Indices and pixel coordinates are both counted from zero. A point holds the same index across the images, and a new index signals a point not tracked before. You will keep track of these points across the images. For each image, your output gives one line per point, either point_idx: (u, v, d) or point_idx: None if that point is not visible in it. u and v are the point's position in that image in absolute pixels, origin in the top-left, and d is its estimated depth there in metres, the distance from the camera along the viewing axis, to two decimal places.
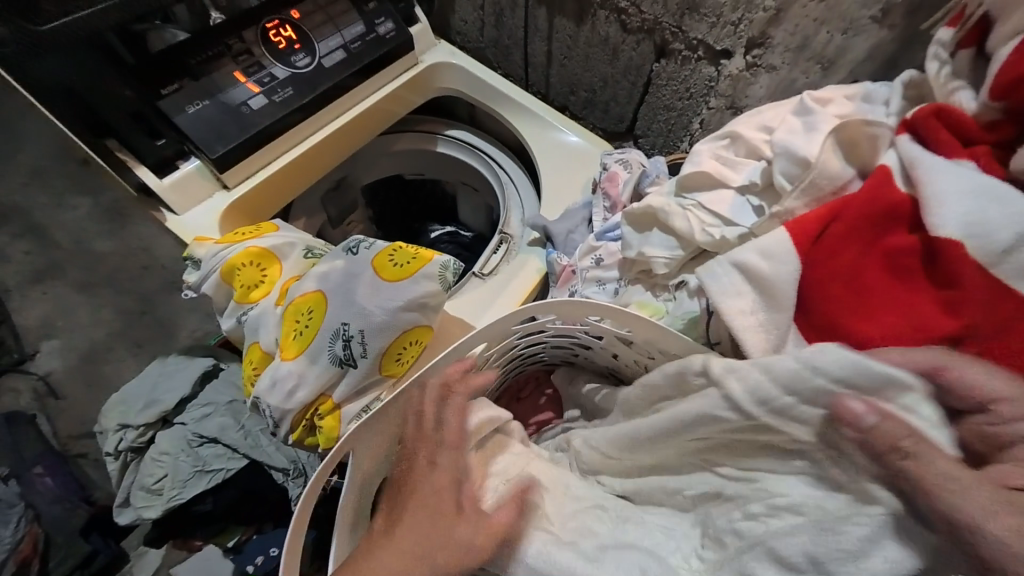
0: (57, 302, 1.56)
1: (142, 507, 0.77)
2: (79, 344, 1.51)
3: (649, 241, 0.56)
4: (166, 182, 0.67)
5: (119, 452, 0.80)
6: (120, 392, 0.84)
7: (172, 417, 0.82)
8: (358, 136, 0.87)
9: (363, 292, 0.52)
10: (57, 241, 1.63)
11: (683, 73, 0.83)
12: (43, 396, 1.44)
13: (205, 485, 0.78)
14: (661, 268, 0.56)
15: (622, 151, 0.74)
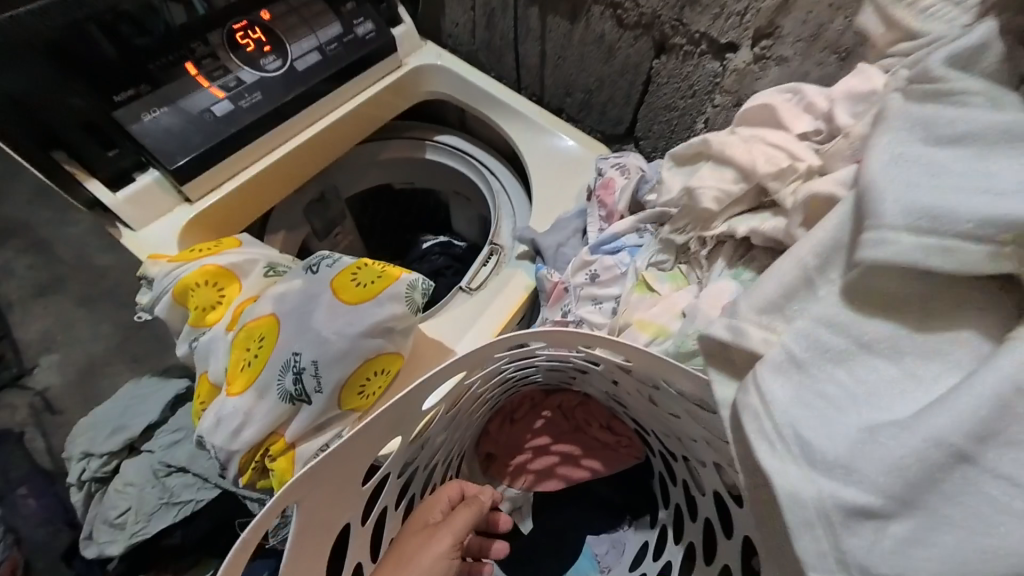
0: (59, 316, 1.51)
1: (105, 542, 0.72)
2: (78, 358, 1.46)
3: (699, 173, 0.53)
4: (122, 197, 0.62)
5: (83, 482, 0.75)
6: (89, 416, 0.79)
7: (139, 445, 0.77)
8: (337, 144, 0.82)
9: (319, 316, 0.46)
10: (59, 254, 1.59)
11: (685, 70, 0.77)
12: (40, 412, 1.39)
13: (172, 519, 0.72)
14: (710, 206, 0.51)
15: (620, 155, 0.68)
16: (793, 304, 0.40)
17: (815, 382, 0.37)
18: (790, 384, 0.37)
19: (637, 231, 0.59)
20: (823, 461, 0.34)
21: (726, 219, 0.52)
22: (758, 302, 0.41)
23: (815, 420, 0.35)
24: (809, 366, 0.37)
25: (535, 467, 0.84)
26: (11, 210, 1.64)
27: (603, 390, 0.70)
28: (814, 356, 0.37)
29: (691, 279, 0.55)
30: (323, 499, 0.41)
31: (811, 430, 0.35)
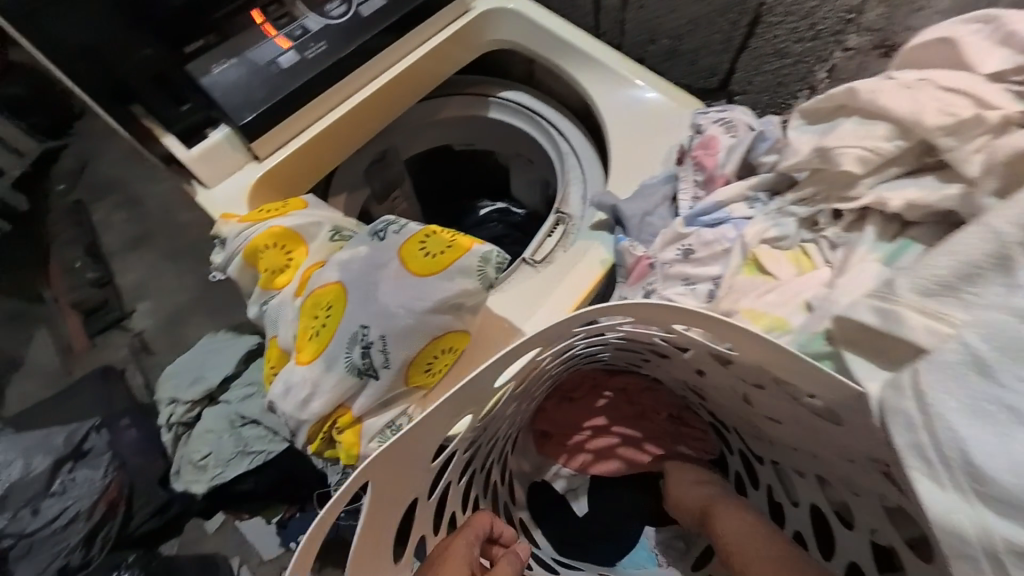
0: (150, 267, 1.61)
1: (190, 481, 0.78)
2: (168, 305, 1.57)
3: (835, 131, 0.41)
4: (194, 153, 0.61)
5: (170, 425, 0.81)
6: (172, 365, 0.84)
7: (216, 396, 0.81)
8: (400, 100, 0.76)
9: (387, 287, 0.42)
10: (148, 209, 1.68)
11: (810, 5, 0.65)
12: (138, 351, 1.51)
13: (247, 466, 0.76)
14: (855, 165, 0.40)
15: (723, 110, 0.57)
16: (974, 288, 0.30)
17: (1002, 391, 0.27)
18: (963, 393, 0.29)
19: (747, 199, 0.49)
20: (996, 491, 0.27)
21: (873, 186, 0.40)
22: (921, 282, 0.32)
23: (991, 444, 0.28)
24: (997, 373, 0.28)
25: (594, 448, 0.79)
26: (107, 168, 1.72)
27: (679, 379, 0.64)
28: (1007, 358, 0.28)
29: (821, 262, 0.42)
30: (392, 474, 0.39)
31: (981, 453, 0.28)
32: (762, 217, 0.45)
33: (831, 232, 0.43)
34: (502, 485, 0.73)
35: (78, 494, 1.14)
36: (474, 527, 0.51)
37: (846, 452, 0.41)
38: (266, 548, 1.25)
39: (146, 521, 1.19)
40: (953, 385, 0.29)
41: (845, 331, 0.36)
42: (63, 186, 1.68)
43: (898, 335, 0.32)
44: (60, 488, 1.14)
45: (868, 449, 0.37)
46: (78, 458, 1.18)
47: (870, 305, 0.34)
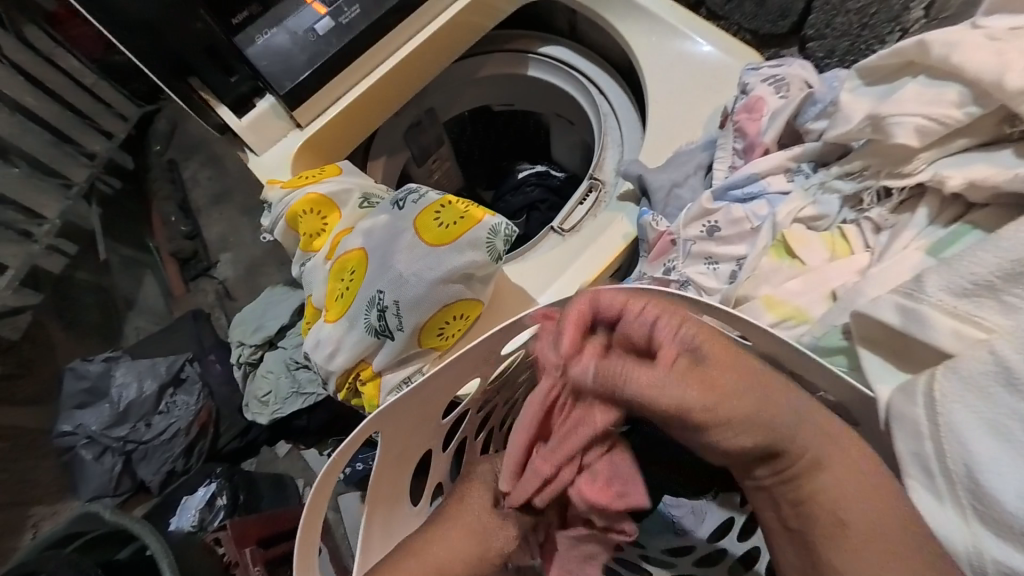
0: (229, 223, 1.76)
1: (256, 413, 0.91)
2: (245, 258, 1.72)
3: (896, 95, 0.35)
4: (244, 122, 0.66)
5: (241, 363, 0.93)
6: (240, 313, 0.95)
7: (276, 341, 0.92)
8: (433, 62, 0.76)
9: (401, 255, 0.45)
10: (229, 168, 1.81)
11: None
12: (222, 297, 1.68)
13: (301, 405, 0.88)
14: (915, 138, 0.34)
15: (776, 65, 0.51)
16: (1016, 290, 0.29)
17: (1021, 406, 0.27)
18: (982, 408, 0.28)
19: (788, 171, 0.44)
20: (999, 512, 0.28)
21: (931, 162, 0.35)
22: (959, 284, 0.30)
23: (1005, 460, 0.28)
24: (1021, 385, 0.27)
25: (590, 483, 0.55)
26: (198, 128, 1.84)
27: None
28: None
29: (860, 247, 0.38)
30: (401, 429, 0.43)
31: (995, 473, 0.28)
32: (800, 193, 0.41)
33: (877, 212, 0.38)
34: None
35: (179, 414, 1.36)
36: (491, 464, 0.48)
37: None
38: None
39: (232, 441, 1.40)
40: (969, 395, 0.29)
41: (863, 329, 0.33)
42: (158, 147, 1.77)
43: (919, 340, 0.31)
44: (165, 408, 1.36)
45: (882, 452, 0.35)
46: (178, 385, 1.39)
47: (891, 303, 0.31)
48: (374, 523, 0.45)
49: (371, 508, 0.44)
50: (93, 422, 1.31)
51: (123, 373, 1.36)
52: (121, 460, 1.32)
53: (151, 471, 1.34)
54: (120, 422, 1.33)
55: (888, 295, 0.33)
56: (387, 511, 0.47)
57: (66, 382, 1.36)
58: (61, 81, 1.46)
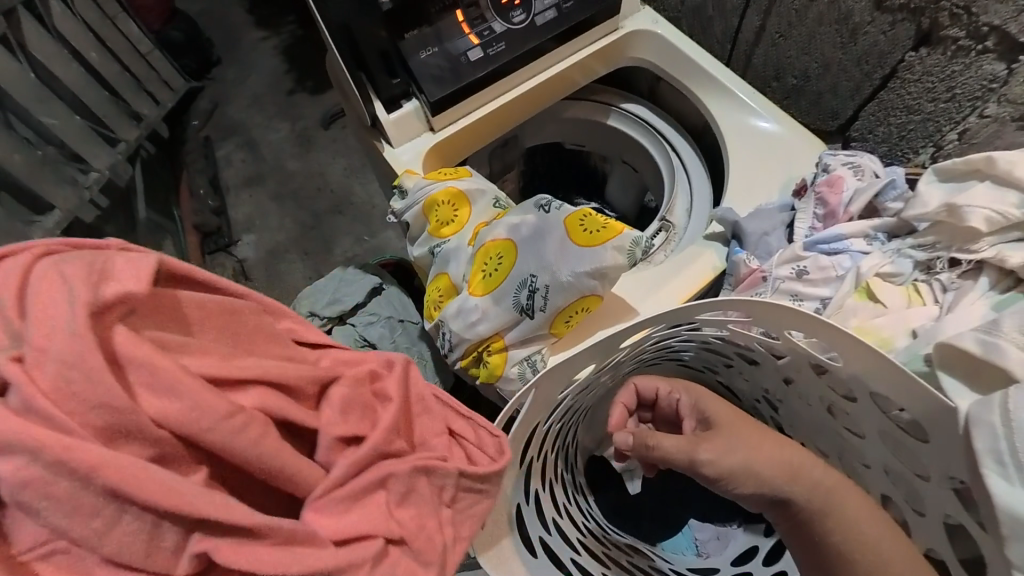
0: (257, 206, 1.84)
1: None
2: (267, 241, 1.78)
3: (967, 193, 0.47)
4: (392, 118, 0.76)
5: None
6: (311, 286, 1.01)
7: (346, 318, 0.98)
8: (545, 96, 0.89)
9: (554, 249, 0.54)
10: (262, 153, 1.92)
11: (950, 69, 0.73)
12: (238, 275, 1.73)
13: None
14: (981, 223, 0.46)
15: (851, 153, 0.64)
16: None
17: None
18: None
19: (866, 236, 0.56)
20: None
21: (995, 244, 0.46)
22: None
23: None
24: None
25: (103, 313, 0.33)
26: (236, 114, 1.99)
27: (756, 389, 0.71)
28: None
29: (931, 300, 0.49)
30: (540, 397, 0.50)
31: None
32: (881, 253, 0.52)
33: (944, 276, 0.49)
34: (574, 453, 0.82)
35: None
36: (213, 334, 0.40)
37: (923, 468, 0.47)
38: None
39: None
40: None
41: (944, 357, 0.42)
42: (196, 122, 1.91)
43: (995, 363, 0.38)
44: None
45: (946, 467, 0.43)
46: None
47: (972, 335, 0.40)
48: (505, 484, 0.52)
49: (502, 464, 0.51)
50: None
51: None
52: None
53: None
54: None
55: (959, 332, 0.42)
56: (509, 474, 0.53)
57: None
58: (122, 44, 1.56)
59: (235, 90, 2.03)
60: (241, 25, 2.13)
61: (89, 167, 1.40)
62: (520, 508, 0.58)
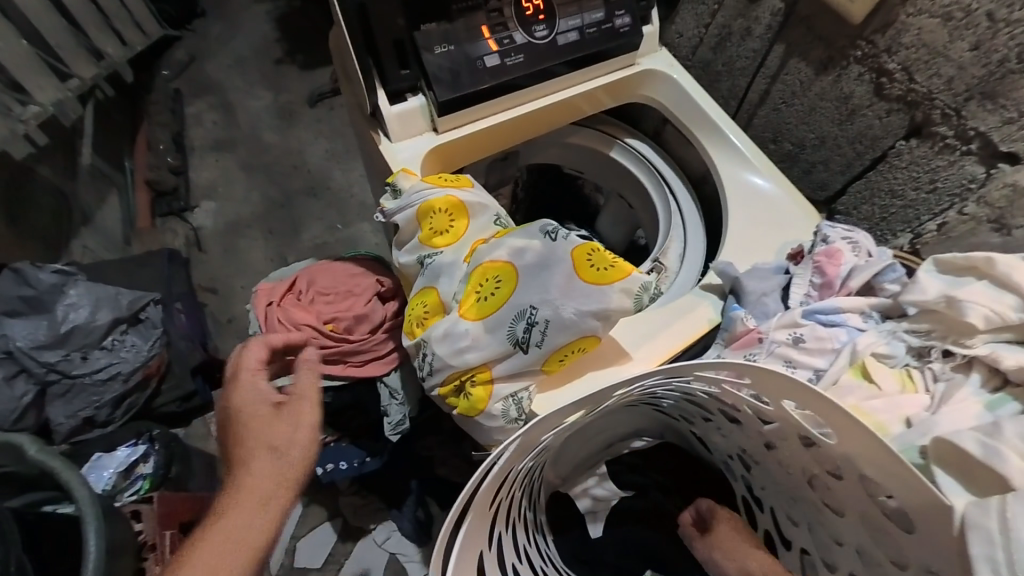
0: (223, 172, 1.70)
1: (275, 375, 0.84)
2: (230, 213, 1.64)
3: (966, 288, 0.48)
4: (395, 110, 0.70)
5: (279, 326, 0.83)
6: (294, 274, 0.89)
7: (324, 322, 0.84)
8: (554, 117, 0.86)
9: (558, 282, 0.50)
10: (238, 119, 1.78)
11: (935, 163, 0.77)
12: (191, 245, 1.58)
13: (331, 380, 0.84)
14: (979, 320, 0.47)
15: (849, 228, 0.65)
16: None
17: None
18: None
19: (862, 313, 0.57)
20: None
21: (988, 342, 0.48)
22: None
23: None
24: None
25: (312, 297, 0.87)
26: (215, 73, 1.85)
27: (733, 446, 0.70)
28: None
29: (922, 388, 0.50)
30: (528, 440, 0.45)
31: None
32: (876, 333, 0.53)
33: (938, 365, 0.50)
34: (539, 490, 0.78)
35: (125, 356, 1.19)
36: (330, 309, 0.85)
37: (901, 557, 0.46)
38: None
39: (169, 402, 1.27)
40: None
41: (939, 451, 0.42)
42: (167, 72, 1.79)
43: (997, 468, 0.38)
44: (110, 345, 1.18)
45: (929, 561, 0.43)
46: (133, 324, 1.23)
47: (973, 436, 0.40)
48: (471, 528, 0.47)
49: (474, 512, 0.45)
50: (20, 337, 1.10)
51: (77, 294, 1.18)
52: (34, 390, 1.11)
53: (64, 413, 1.14)
54: (54, 346, 1.13)
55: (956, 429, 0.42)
56: (480, 521, 0.48)
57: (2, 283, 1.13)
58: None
59: (216, 50, 1.89)
60: None
61: (29, 99, 1.26)
62: (483, 556, 0.52)
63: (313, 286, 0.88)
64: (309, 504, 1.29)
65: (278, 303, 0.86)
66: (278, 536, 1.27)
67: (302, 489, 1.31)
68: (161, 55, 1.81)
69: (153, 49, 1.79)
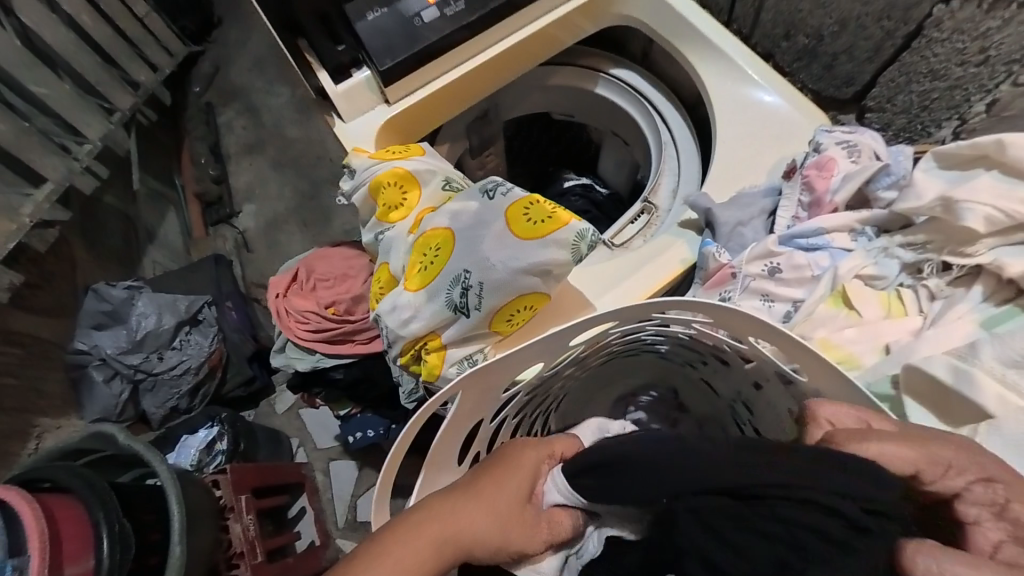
0: (258, 175, 1.79)
1: (295, 358, 0.93)
2: (268, 212, 1.74)
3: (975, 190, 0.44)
4: (340, 89, 0.71)
5: (288, 314, 0.92)
6: (297, 264, 0.97)
7: (323, 306, 0.91)
8: (515, 64, 0.80)
9: (491, 242, 0.49)
10: (263, 120, 1.85)
11: (983, 24, 0.60)
12: (241, 246, 1.70)
13: (339, 359, 0.90)
14: (980, 227, 0.44)
15: (850, 130, 0.55)
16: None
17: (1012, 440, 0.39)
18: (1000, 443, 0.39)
19: (852, 231, 0.51)
20: None
21: (990, 248, 0.45)
22: (1003, 354, 0.41)
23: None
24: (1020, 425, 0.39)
25: (311, 285, 0.94)
26: (236, 77, 1.91)
27: (734, 389, 0.66)
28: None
29: (913, 310, 0.48)
30: (471, 397, 0.46)
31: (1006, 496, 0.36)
32: (864, 253, 0.50)
33: (933, 282, 0.48)
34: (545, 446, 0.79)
35: (191, 352, 1.37)
36: (327, 293, 0.92)
37: None
38: (320, 437, 1.51)
39: (236, 387, 1.45)
40: (1001, 444, 0.39)
41: (912, 381, 0.44)
42: (197, 88, 1.86)
43: (962, 393, 0.41)
44: (178, 344, 1.36)
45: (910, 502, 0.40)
46: (194, 324, 1.39)
47: (945, 363, 0.42)
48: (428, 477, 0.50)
49: (432, 460, 0.50)
50: (108, 345, 1.31)
51: (144, 304, 1.36)
52: (129, 387, 1.34)
53: (155, 404, 1.36)
54: (135, 350, 1.33)
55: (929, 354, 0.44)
56: (435, 472, 0.52)
57: (86, 302, 1.34)
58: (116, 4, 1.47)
59: (233, 53, 1.94)
60: None
61: (83, 139, 1.37)
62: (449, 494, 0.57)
63: (311, 273, 0.95)
64: (364, 466, 1.47)
65: (284, 294, 0.94)
66: (341, 495, 1.45)
67: (356, 454, 1.47)
68: (189, 72, 1.88)
69: (181, 67, 1.87)
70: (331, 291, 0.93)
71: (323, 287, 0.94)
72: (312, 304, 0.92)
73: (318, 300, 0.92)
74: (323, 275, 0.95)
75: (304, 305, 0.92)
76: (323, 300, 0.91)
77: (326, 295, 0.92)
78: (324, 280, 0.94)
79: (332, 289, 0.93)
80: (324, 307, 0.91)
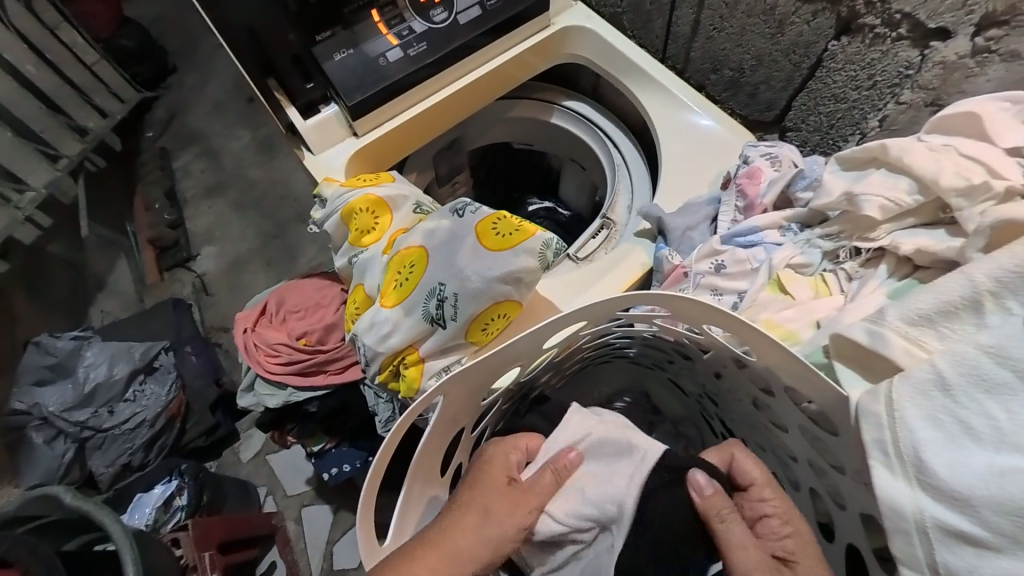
0: (218, 216, 1.76)
1: (265, 395, 0.90)
2: (230, 253, 1.70)
3: (869, 184, 0.50)
4: (310, 124, 0.74)
5: (256, 350, 0.90)
6: (267, 297, 0.95)
7: (294, 338, 0.90)
8: (477, 98, 0.87)
9: (464, 254, 0.52)
10: (223, 162, 1.84)
11: (869, 55, 0.71)
12: (199, 290, 1.65)
13: (312, 391, 0.88)
14: (871, 209, 0.50)
15: (771, 145, 0.64)
16: (949, 323, 0.39)
17: (957, 406, 0.36)
18: (926, 405, 0.38)
19: (781, 228, 0.58)
20: (936, 482, 0.37)
21: (890, 232, 0.51)
22: (910, 313, 0.41)
23: (944, 448, 0.37)
24: (956, 391, 0.37)
25: (282, 316, 0.93)
26: (194, 121, 1.90)
27: (699, 385, 0.70)
28: (965, 382, 0.36)
29: (837, 290, 0.53)
30: (453, 404, 0.48)
31: (934, 455, 0.37)
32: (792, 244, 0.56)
33: (849, 265, 0.54)
34: None
35: (146, 404, 1.28)
36: (300, 324, 0.92)
37: (836, 459, 0.48)
38: (290, 482, 1.43)
39: (197, 436, 1.37)
40: (921, 398, 0.38)
41: (840, 347, 0.45)
42: (151, 134, 1.85)
43: (882, 353, 0.41)
44: (132, 396, 1.28)
45: (854, 460, 0.45)
46: (149, 373, 1.31)
47: (861, 326, 0.43)
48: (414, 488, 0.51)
49: (414, 482, 0.51)
50: (52, 402, 1.21)
51: (93, 354, 1.27)
52: (73, 446, 1.23)
53: (104, 463, 1.25)
54: (82, 406, 1.24)
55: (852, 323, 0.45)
56: (419, 484, 0.52)
57: (28, 357, 1.25)
58: (65, 54, 1.46)
59: (191, 97, 1.94)
60: (201, 31, 2.02)
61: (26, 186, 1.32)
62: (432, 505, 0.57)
63: (282, 305, 0.94)
64: (340, 509, 1.39)
65: (253, 328, 0.93)
66: (316, 544, 1.36)
67: (331, 497, 1.40)
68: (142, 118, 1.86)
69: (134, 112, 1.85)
70: (304, 321, 0.92)
71: (295, 318, 0.93)
72: (284, 336, 0.91)
73: (290, 331, 0.91)
74: (295, 305, 0.94)
75: (275, 338, 0.91)
76: (296, 331, 0.91)
77: (299, 326, 0.92)
78: (295, 312, 0.93)
79: (305, 319, 0.93)
80: (297, 338, 0.91)
